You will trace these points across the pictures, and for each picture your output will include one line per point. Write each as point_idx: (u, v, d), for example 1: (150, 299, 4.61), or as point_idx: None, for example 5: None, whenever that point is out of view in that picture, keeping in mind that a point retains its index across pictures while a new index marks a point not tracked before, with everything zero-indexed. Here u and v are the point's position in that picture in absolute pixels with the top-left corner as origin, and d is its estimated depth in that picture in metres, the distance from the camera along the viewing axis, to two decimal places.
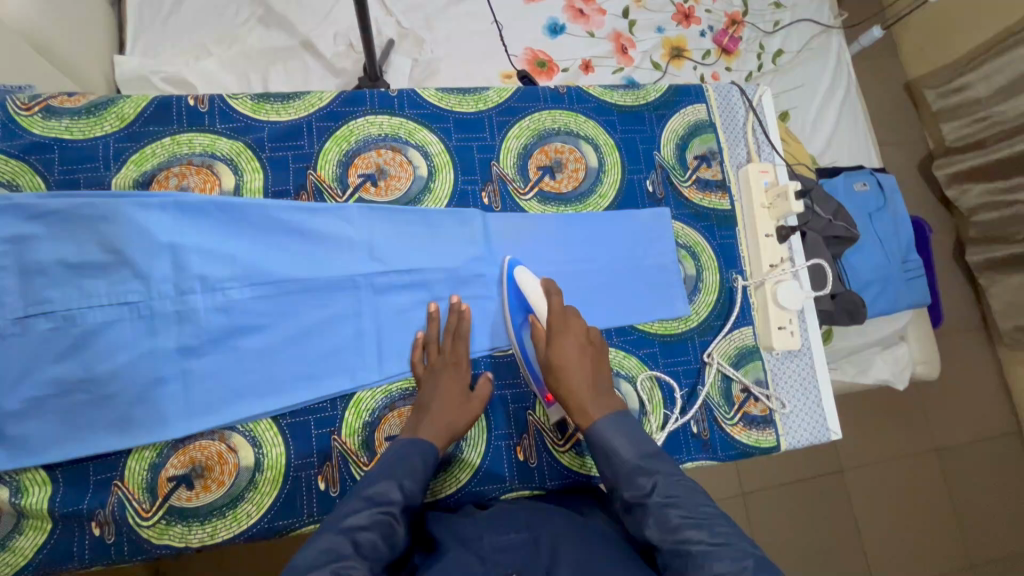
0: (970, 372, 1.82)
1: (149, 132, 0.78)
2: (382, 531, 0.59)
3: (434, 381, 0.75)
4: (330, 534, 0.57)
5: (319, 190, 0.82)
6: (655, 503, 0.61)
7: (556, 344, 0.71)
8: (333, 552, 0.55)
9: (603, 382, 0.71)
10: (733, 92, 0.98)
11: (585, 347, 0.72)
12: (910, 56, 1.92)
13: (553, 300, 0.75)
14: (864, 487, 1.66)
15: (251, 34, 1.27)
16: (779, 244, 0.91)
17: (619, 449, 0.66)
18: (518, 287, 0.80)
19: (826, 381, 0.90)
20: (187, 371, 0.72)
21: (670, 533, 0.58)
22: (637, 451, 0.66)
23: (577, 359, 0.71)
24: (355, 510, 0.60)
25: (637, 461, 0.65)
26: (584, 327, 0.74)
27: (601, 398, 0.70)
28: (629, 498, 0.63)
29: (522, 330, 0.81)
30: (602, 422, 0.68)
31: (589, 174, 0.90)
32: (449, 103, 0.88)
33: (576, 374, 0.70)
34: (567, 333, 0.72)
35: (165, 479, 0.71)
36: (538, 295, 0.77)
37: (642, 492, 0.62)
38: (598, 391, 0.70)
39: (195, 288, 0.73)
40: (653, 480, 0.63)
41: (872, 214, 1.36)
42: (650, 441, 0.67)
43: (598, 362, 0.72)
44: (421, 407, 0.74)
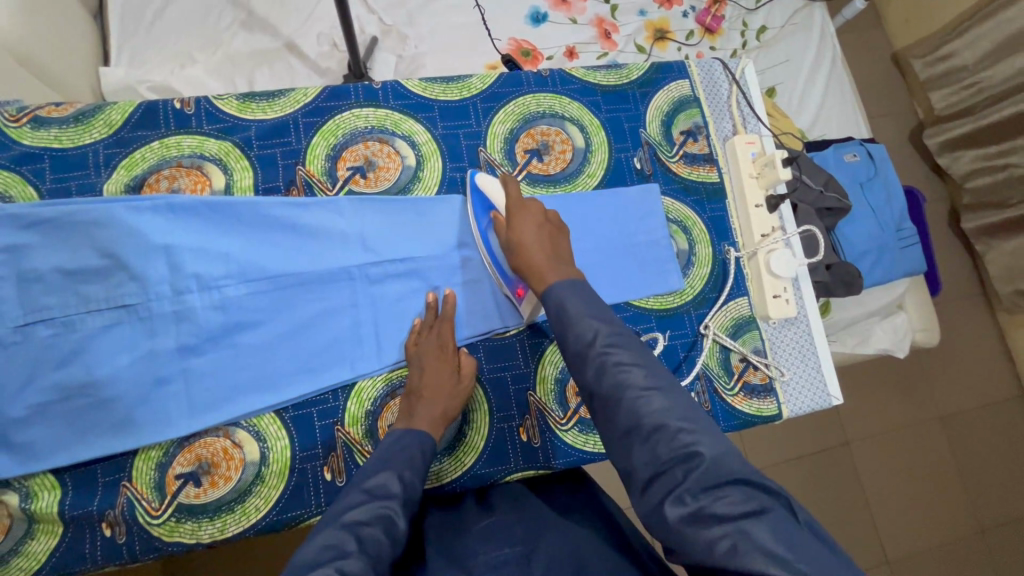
0: (969, 339, 1.82)
1: (137, 137, 0.79)
2: (384, 526, 0.60)
3: (426, 363, 0.76)
4: (333, 528, 0.58)
5: (308, 185, 0.82)
6: (596, 350, 0.60)
7: (516, 225, 0.74)
8: (337, 548, 0.56)
9: (561, 255, 0.72)
10: (715, 67, 0.98)
11: (543, 227, 0.74)
12: (894, 26, 1.92)
13: (510, 188, 0.77)
14: (871, 459, 1.66)
15: (234, 39, 1.27)
16: (769, 215, 0.90)
17: (568, 303, 0.64)
18: (482, 191, 0.81)
19: (825, 347, 0.90)
20: (188, 369, 0.73)
21: (609, 378, 0.58)
22: (587, 306, 0.64)
23: (534, 233, 0.72)
24: (357, 503, 0.61)
25: (584, 313, 0.63)
26: (541, 210, 0.76)
27: (558, 265, 0.70)
28: (572, 349, 0.62)
29: (487, 234, 0.82)
30: (556, 284, 0.67)
31: (577, 155, 0.90)
32: (433, 92, 0.88)
33: (535, 245, 0.71)
34: (525, 215, 0.74)
35: (172, 477, 0.71)
36: (498, 192, 0.79)
37: (584, 341, 0.61)
38: (555, 258, 0.71)
39: (192, 287, 0.74)
40: (596, 329, 0.61)
41: (864, 184, 1.36)
42: (603, 303, 0.65)
43: (557, 239, 0.74)
44: (414, 390, 0.74)
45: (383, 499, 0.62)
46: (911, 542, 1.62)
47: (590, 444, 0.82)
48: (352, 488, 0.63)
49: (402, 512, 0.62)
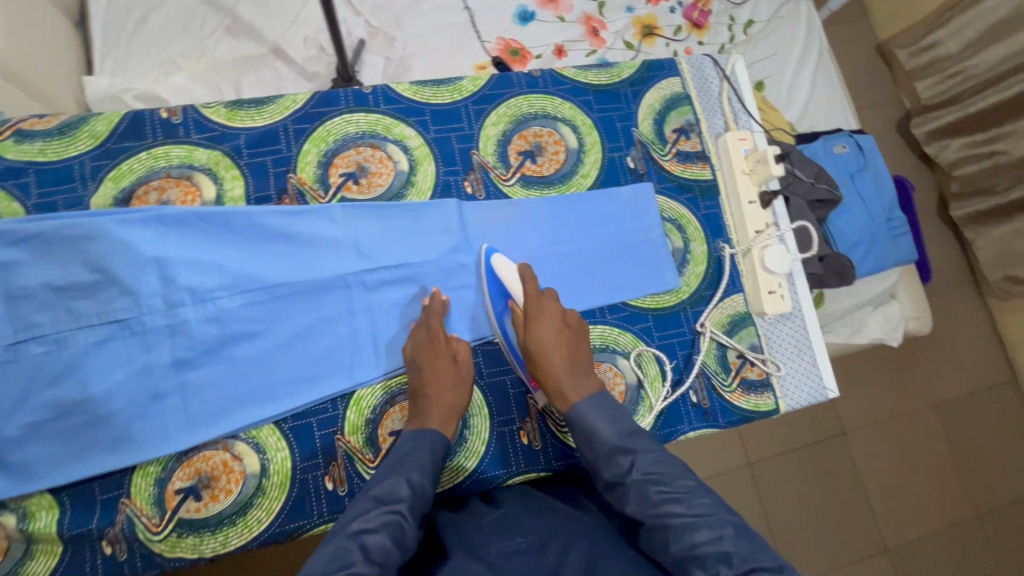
0: (960, 325, 1.85)
1: (123, 148, 0.77)
2: (391, 532, 0.59)
3: (425, 366, 0.75)
4: (339, 539, 0.57)
5: (301, 193, 0.81)
6: (634, 480, 0.64)
7: (535, 330, 0.75)
8: (343, 558, 0.55)
9: (580, 363, 0.75)
10: (705, 64, 0.99)
11: (563, 330, 0.76)
12: (880, 18, 1.93)
13: (529, 284, 0.76)
14: (868, 448, 1.68)
15: (219, 45, 1.26)
16: (762, 211, 0.91)
17: (600, 428, 0.70)
18: (498, 278, 0.80)
19: (820, 341, 0.91)
20: (184, 383, 0.72)
21: (650, 508, 0.62)
22: (616, 430, 0.69)
23: (555, 344, 0.74)
24: (364, 512, 0.61)
25: (615, 441, 0.68)
26: (560, 310, 0.77)
27: (577, 378, 0.74)
28: (608, 477, 0.67)
29: (503, 319, 0.81)
30: (581, 406, 0.72)
31: (570, 156, 0.90)
32: (424, 95, 0.88)
33: (556, 356, 0.74)
34: (545, 319, 0.75)
35: (172, 492, 0.71)
36: (515, 280, 0.78)
37: (620, 471, 0.66)
38: (576, 370, 0.74)
39: (185, 300, 0.73)
40: (630, 459, 0.66)
41: (853, 175, 1.37)
42: (628, 421, 0.70)
43: (576, 343, 0.77)
44: (415, 392, 0.74)
45: (389, 504, 0.61)
46: (910, 529, 1.64)
47: None
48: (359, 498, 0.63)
49: (409, 517, 0.61)
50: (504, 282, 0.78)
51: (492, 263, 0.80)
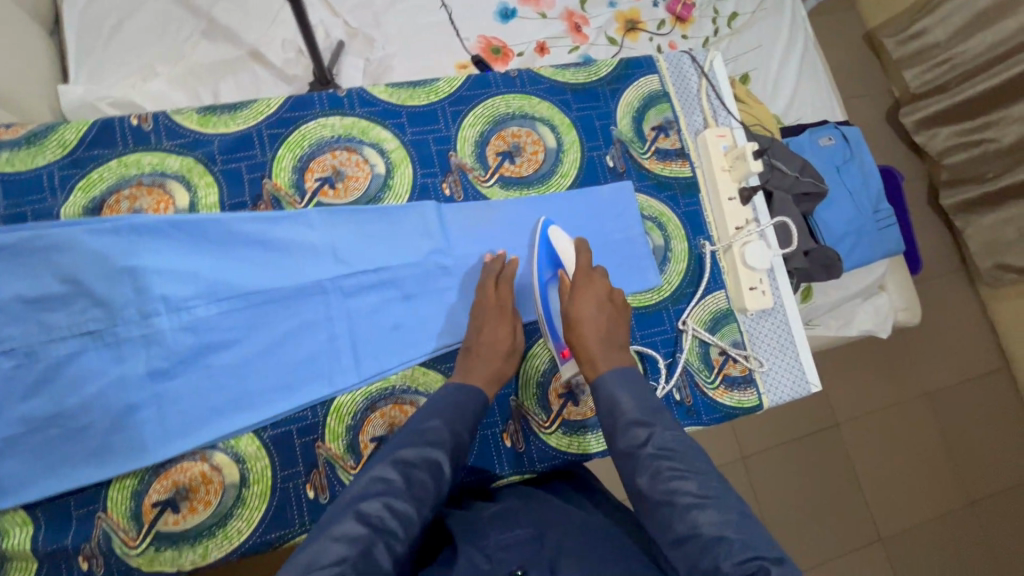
0: (951, 313, 1.85)
1: (93, 156, 0.76)
2: (431, 471, 0.62)
3: (484, 324, 0.78)
4: (380, 463, 0.61)
5: (276, 199, 0.80)
6: (649, 454, 0.63)
7: (578, 298, 0.77)
8: (386, 483, 0.59)
9: (615, 340, 0.75)
10: (684, 60, 0.98)
11: (605, 306, 0.77)
12: (867, 7, 1.92)
13: (582, 257, 0.80)
14: (861, 438, 1.68)
15: (197, 49, 1.24)
16: (743, 207, 0.91)
17: (622, 400, 0.68)
18: (551, 246, 0.83)
19: (802, 337, 0.91)
20: (160, 395, 0.72)
21: (662, 483, 0.60)
22: (640, 406, 0.67)
23: (596, 316, 0.75)
24: (406, 443, 0.63)
25: (636, 414, 0.66)
26: (607, 287, 0.79)
27: (610, 351, 0.73)
28: (621, 448, 0.65)
29: (547, 288, 0.82)
30: (606, 375, 0.70)
31: (549, 156, 0.89)
32: (399, 98, 0.87)
33: (592, 326, 0.75)
34: (590, 291, 0.77)
35: (149, 505, 0.70)
36: (568, 251, 0.81)
37: (636, 442, 0.64)
38: (608, 345, 0.74)
39: (159, 310, 0.72)
40: (649, 432, 0.65)
41: (839, 168, 1.37)
42: (654, 401, 0.69)
43: (616, 322, 0.77)
44: (469, 345, 0.77)
45: (433, 443, 0.63)
46: (904, 519, 1.65)
47: (575, 446, 0.82)
48: (402, 430, 0.65)
49: (446, 457, 0.64)
50: (558, 251, 0.81)
51: (548, 232, 0.83)
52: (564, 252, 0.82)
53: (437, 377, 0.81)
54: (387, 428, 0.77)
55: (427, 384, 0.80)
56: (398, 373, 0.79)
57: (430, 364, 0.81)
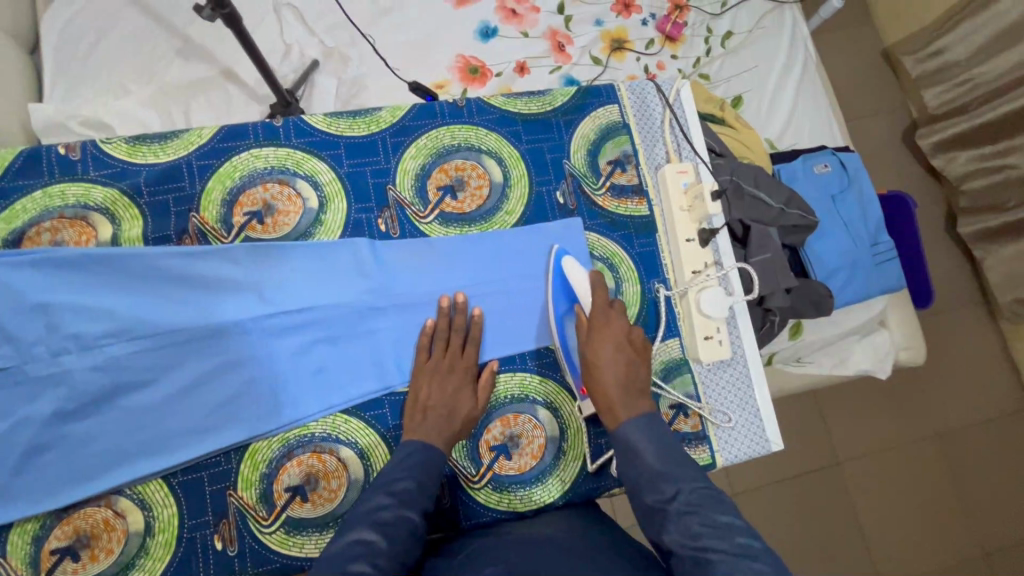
0: (970, 348, 1.70)
1: (18, 186, 0.75)
2: (408, 529, 0.62)
3: (441, 381, 0.75)
4: (361, 526, 0.61)
5: (202, 233, 0.78)
6: (676, 510, 0.62)
7: (596, 341, 0.75)
8: (367, 544, 0.59)
9: (637, 383, 0.74)
10: (647, 90, 0.94)
11: (624, 348, 0.76)
12: (885, 21, 1.80)
13: (598, 296, 0.78)
14: (864, 480, 1.56)
15: (170, 68, 1.22)
16: (701, 249, 0.85)
17: (643, 453, 0.68)
18: (566, 277, 0.81)
19: (762, 392, 0.86)
20: (67, 435, 0.69)
21: (690, 539, 0.59)
22: (662, 459, 0.67)
23: (614, 360, 0.74)
24: (381, 505, 0.63)
25: (659, 467, 0.66)
26: (625, 328, 0.77)
27: (630, 399, 0.72)
28: (648, 502, 0.64)
29: (563, 322, 0.81)
30: (629, 425, 0.70)
31: (494, 191, 0.86)
32: (338, 128, 0.84)
33: (612, 371, 0.73)
34: (607, 331, 0.76)
35: (48, 552, 0.68)
36: (584, 287, 0.79)
37: (664, 497, 0.63)
38: (630, 391, 0.73)
39: (70, 347, 0.70)
40: (675, 487, 0.64)
41: (835, 197, 1.26)
42: (677, 450, 0.68)
43: (636, 363, 0.75)
44: (421, 405, 0.74)
45: (406, 503, 0.64)
46: (907, 568, 1.52)
47: (505, 502, 0.77)
48: (375, 488, 0.65)
49: (422, 516, 0.65)
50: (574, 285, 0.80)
51: (561, 263, 0.81)
52: (577, 284, 0.80)
53: (360, 425, 0.77)
54: (303, 477, 0.74)
55: (350, 433, 0.76)
56: (319, 420, 0.75)
57: (354, 411, 0.77)
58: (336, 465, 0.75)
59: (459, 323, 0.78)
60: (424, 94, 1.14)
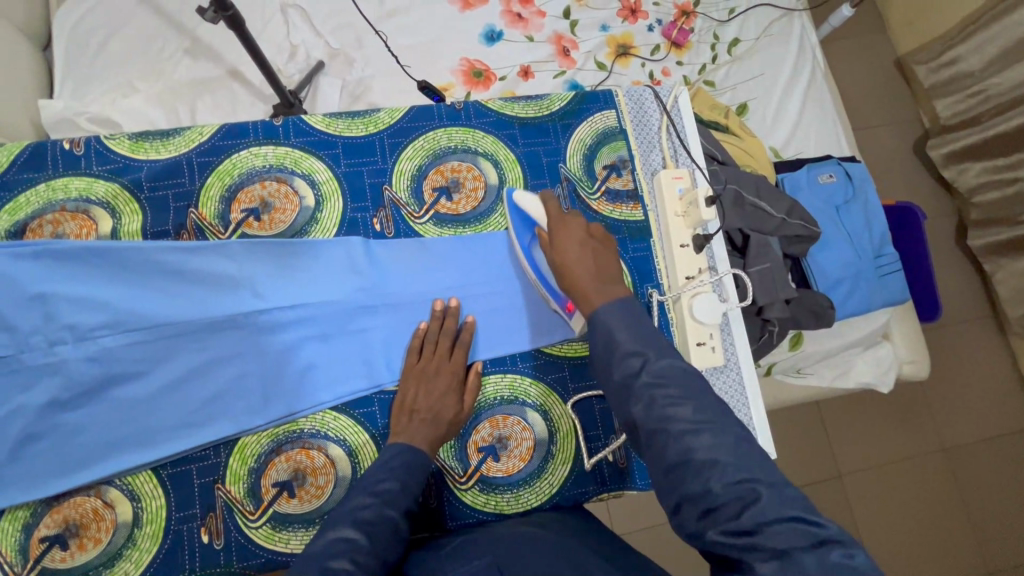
0: (979, 363, 1.67)
1: (23, 180, 0.77)
2: (391, 528, 0.62)
3: (428, 384, 0.76)
4: (343, 524, 0.61)
5: (199, 229, 0.79)
6: (643, 383, 0.61)
7: (561, 244, 0.75)
8: (348, 541, 0.59)
9: (607, 273, 0.72)
10: (645, 95, 0.94)
11: (587, 245, 0.75)
12: (897, 29, 1.78)
13: (551, 208, 0.77)
14: (866, 494, 1.53)
15: (177, 67, 1.24)
16: (696, 255, 0.85)
17: (617, 331, 0.66)
18: (521, 209, 0.81)
19: (757, 400, 0.85)
20: (59, 425, 0.70)
21: (656, 411, 0.59)
22: (637, 336, 0.65)
23: (580, 256, 0.73)
24: (363, 505, 0.63)
25: (631, 343, 0.64)
26: (583, 227, 0.77)
27: (603, 287, 0.71)
28: (617, 378, 0.63)
29: (531, 251, 0.82)
30: (603, 307, 0.68)
31: (489, 193, 0.86)
32: (337, 128, 0.85)
33: (581, 266, 0.72)
34: (568, 234, 0.75)
35: (37, 540, 0.69)
36: (539, 209, 0.79)
37: (632, 372, 0.63)
38: (601, 279, 0.71)
39: (66, 338, 0.71)
40: (644, 361, 0.63)
41: (839, 208, 1.25)
42: (650, 328, 0.66)
43: (603, 257, 0.75)
44: (407, 407, 0.74)
45: (389, 503, 0.64)
46: None
47: (492, 504, 0.77)
48: (358, 489, 0.65)
49: (405, 515, 0.65)
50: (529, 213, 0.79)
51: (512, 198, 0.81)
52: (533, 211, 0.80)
53: (349, 422, 0.77)
54: (291, 473, 0.74)
55: (339, 430, 0.76)
56: (308, 417, 0.76)
57: (343, 408, 0.77)
58: (324, 462, 0.75)
59: (448, 325, 0.78)
60: (431, 95, 1.08)
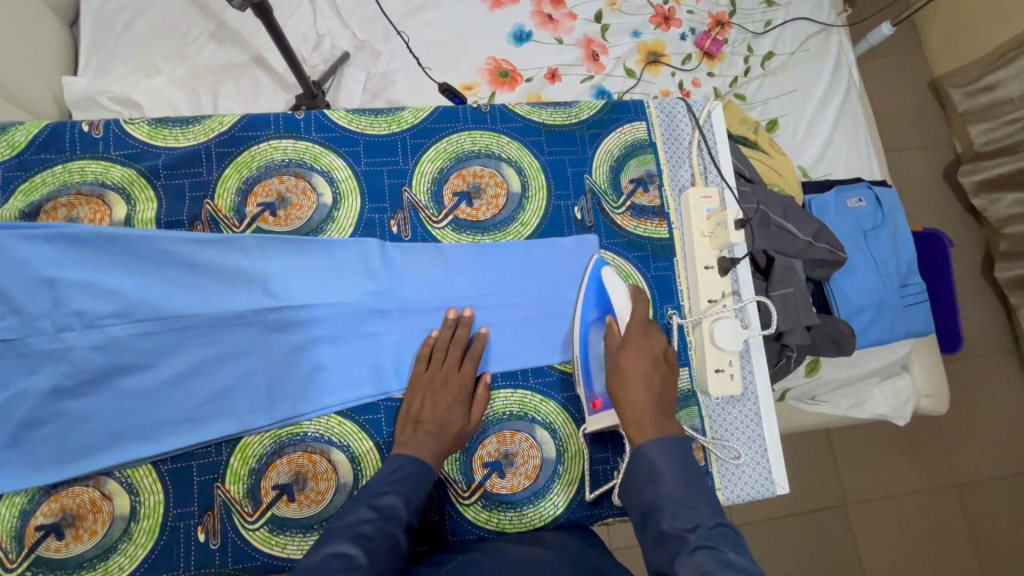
0: (997, 398, 1.62)
1: (40, 160, 0.76)
2: (390, 544, 0.61)
3: (434, 396, 0.73)
4: (341, 539, 0.59)
5: (214, 221, 0.78)
6: (693, 545, 0.58)
7: (630, 352, 0.75)
8: (345, 558, 0.57)
9: (665, 405, 0.72)
10: (678, 109, 0.91)
11: (658, 363, 0.75)
12: (935, 51, 1.73)
13: (640, 309, 0.78)
14: (871, 525, 1.49)
15: (202, 51, 1.22)
16: (721, 278, 0.82)
17: (664, 472, 0.65)
18: (603, 287, 0.80)
19: (773, 430, 0.83)
20: (63, 413, 0.69)
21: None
22: (686, 485, 0.64)
23: (649, 374, 0.73)
24: (363, 519, 0.62)
25: (680, 496, 0.63)
26: (662, 344, 0.76)
27: (659, 420, 0.70)
28: (666, 529, 0.61)
29: (589, 330, 0.79)
30: (655, 443, 0.68)
31: (511, 201, 0.84)
32: (359, 125, 0.83)
33: (645, 385, 0.72)
34: (644, 345, 0.75)
35: (33, 527, 0.68)
36: (624, 303, 0.78)
37: (683, 527, 0.60)
38: (661, 410, 0.71)
39: (73, 325, 0.70)
40: (696, 521, 0.60)
41: (867, 234, 1.21)
42: (700, 477, 0.66)
43: (668, 381, 0.75)
44: (412, 418, 0.72)
45: (390, 519, 0.62)
46: None
47: (493, 522, 0.75)
48: (359, 502, 0.64)
49: (405, 531, 0.63)
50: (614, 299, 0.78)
51: (600, 271, 0.80)
52: (616, 300, 0.79)
53: (354, 429, 0.75)
54: (292, 477, 0.73)
55: (343, 436, 0.75)
56: (313, 420, 0.74)
57: (348, 413, 0.76)
58: (326, 467, 0.74)
59: (459, 334, 0.76)
60: (455, 97, 1.06)
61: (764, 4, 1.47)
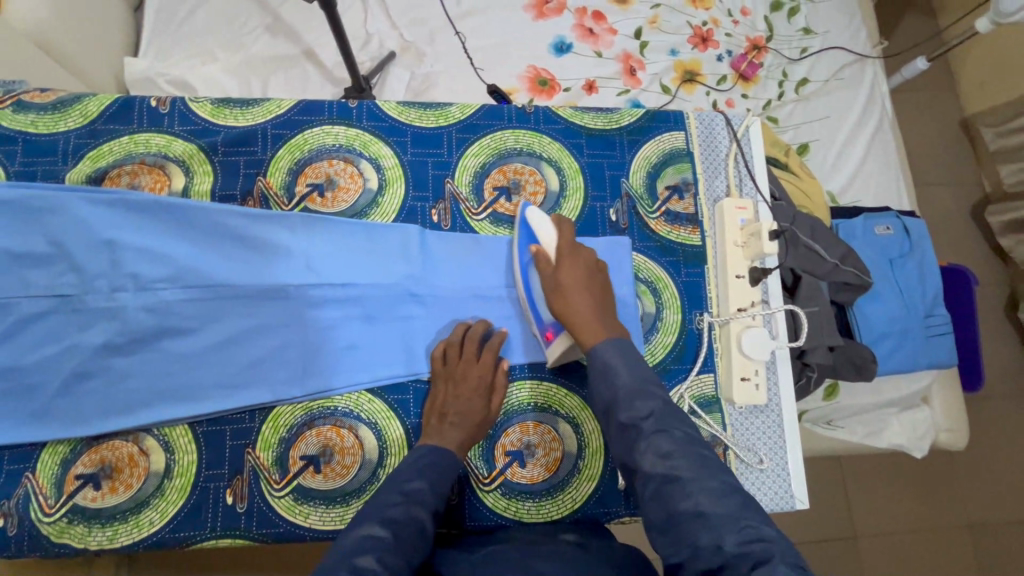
0: (1016, 441, 1.59)
1: (108, 130, 0.80)
2: (417, 529, 0.62)
3: (456, 388, 0.75)
4: (371, 522, 0.61)
5: (265, 198, 0.81)
6: (648, 430, 0.63)
7: (564, 270, 0.75)
8: (373, 539, 0.58)
9: (604, 310, 0.74)
10: (717, 122, 0.93)
11: (593, 275, 0.76)
12: (969, 90, 1.73)
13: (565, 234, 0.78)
14: (881, 560, 1.47)
15: (256, 42, 1.27)
16: (751, 288, 0.84)
17: (618, 367, 0.68)
18: (529, 225, 0.79)
19: (795, 446, 0.83)
20: (110, 368, 0.72)
21: (662, 460, 0.61)
22: (636, 376, 0.68)
23: (585, 288, 0.74)
24: (391, 504, 0.63)
25: (633, 386, 0.67)
26: (590, 256, 0.78)
27: (606, 325, 0.73)
28: (625, 421, 0.65)
29: (527, 270, 0.79)
30: (608, 343, 0.71)
31: (549, 199, 0.87)
32: (409, 117, 0.86)
33: (584, 300, 0.73)
34: (576, 260, 0.76)
35: (73, 476, 0.71)
36: (552, 229, 0.77)
37: (639, 415, 0.64)
38: (601, 314, 0.73)
39: (127, 286, 0.73)
40: (651, 406, 0.65)
41: (893, 261, 1.21)
42: (646, 367, 0.70)
43: (604, 291, 0.76)
44: (437, 410, 0.74)
45: (417, 505, 0.64)
46: None
47: (511, 510, 0.76)
48: (386, 488, 0.65)
49: (432, 516, 0.64)
50: (539, 228, 0.77)
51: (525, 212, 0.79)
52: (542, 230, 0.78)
53: (382, 407, 0.77)
54: (319, 449, 0.75)
55: (371, 413, 0.77)
56: (343, 395, 0.77)
57: (378, 392, 0.78)
58: (353, 442, 0.76)
59: (478, 330, 0.78)
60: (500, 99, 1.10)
61: (800, 32, 1.50)
